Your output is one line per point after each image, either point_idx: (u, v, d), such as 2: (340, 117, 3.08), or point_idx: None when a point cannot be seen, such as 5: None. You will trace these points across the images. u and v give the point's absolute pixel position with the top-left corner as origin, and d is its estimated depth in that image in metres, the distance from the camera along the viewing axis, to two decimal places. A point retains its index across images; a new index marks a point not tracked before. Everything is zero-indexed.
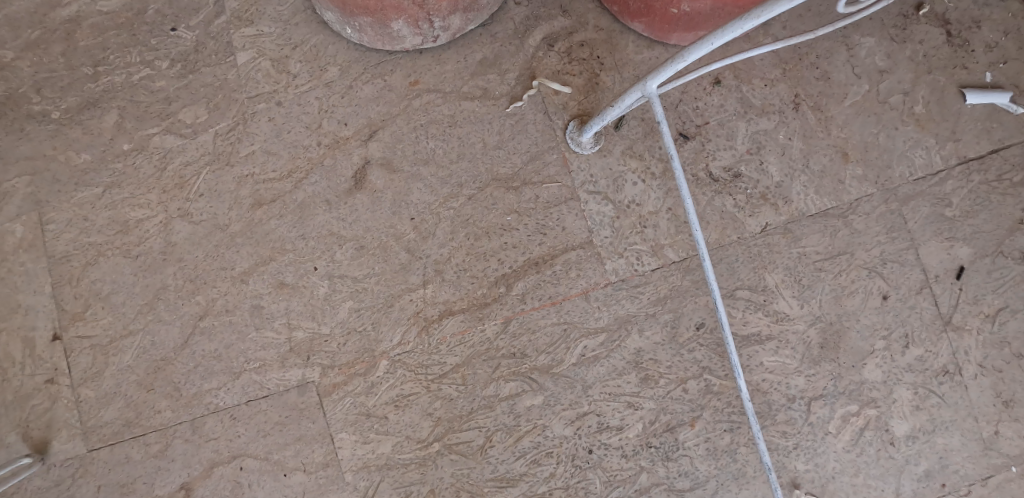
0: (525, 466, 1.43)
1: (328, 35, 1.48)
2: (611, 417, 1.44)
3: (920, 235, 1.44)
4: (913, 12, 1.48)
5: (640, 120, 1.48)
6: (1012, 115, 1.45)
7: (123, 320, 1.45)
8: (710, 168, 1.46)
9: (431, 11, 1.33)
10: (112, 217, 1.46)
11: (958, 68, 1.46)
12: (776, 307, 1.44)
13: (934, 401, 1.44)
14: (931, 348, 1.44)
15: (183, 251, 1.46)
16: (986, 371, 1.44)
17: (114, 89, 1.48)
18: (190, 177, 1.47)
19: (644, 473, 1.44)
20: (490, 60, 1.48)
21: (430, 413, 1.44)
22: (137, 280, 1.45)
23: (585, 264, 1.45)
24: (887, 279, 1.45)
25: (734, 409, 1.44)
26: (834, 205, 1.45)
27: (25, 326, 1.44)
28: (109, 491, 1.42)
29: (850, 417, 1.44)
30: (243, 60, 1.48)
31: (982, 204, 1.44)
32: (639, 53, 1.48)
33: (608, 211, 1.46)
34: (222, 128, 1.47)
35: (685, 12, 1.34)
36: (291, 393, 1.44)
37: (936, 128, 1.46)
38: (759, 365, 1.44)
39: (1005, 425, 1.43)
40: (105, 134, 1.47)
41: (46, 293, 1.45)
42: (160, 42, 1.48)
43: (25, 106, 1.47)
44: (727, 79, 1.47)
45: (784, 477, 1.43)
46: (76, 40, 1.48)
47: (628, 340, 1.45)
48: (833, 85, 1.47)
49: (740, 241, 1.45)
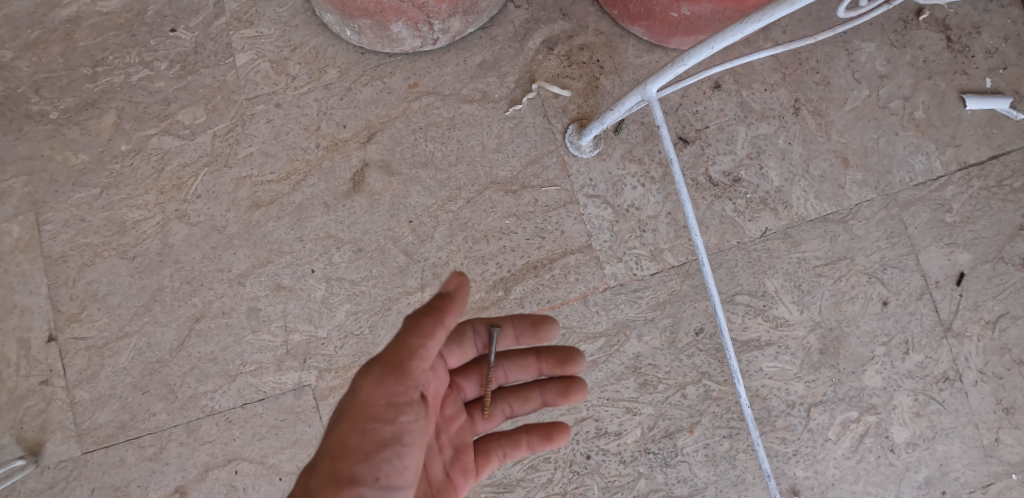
0: (522, 472, 1.43)
1: (328, 37, 1.48)
2: (609, 422, 1.43)
3: (920, 240, 1.44)
4: (913, 17, 1.48)
5: (641, 124, 1.47)
6: (1013, 120, 1.45)
7: (119, 321, 1.44)
8: (710, 172, 1.46)
9: (431, 12, 1.33)
10: (110, 218, 1.46)
11: (958, 74, 1.46)
12: (776, 312, 1.44)
13: (935, 407, 1.43)
14: (931, 355, 1.43)
15: (181, 253, 1.45)
16: (986, 378, 1.43)
17: (114, 89, 1.48)
18: (188, 178, 1.46)
19: (643, 479, 1.43)
20: (489, 63, 1.48)
21: None
22: (134, 281, 1.45)
23: (584, 268, 1.45)
24: (888, 284, 1.44)
25: (733, 415, 1.43)
26: (834, 210, 1.45)
27: (21, 326, 1.44)
28: (103, 493, 1.41)
29: (850, 423, 1.43)
30: (242, 61, 1.48)
31: (982, 210, 1.44)
32: (639, 56, 1.48)
33: (607, 215, 1.46)
34: (220, 129, 1.47)
35: (686, 16, 1.34)
36: (287, 396, 1.43)
37: (937, 134, 1.46)
38: (759, 370, 1.43)
39: (1006, 433, 1.42)
40: (104, 135, 1.47)
41: (42, 294, 1.44)
42: (160, 43, 1.49)
43: (24, 105, 1.47)
44: (727, 83, 1.47)
45: (784, 484, 1.42)
46: (76, 40, 1.48)
47: (627, 345, 1.44)
48: (833, 90, 1.47)
49: (740, 246, 1.45)
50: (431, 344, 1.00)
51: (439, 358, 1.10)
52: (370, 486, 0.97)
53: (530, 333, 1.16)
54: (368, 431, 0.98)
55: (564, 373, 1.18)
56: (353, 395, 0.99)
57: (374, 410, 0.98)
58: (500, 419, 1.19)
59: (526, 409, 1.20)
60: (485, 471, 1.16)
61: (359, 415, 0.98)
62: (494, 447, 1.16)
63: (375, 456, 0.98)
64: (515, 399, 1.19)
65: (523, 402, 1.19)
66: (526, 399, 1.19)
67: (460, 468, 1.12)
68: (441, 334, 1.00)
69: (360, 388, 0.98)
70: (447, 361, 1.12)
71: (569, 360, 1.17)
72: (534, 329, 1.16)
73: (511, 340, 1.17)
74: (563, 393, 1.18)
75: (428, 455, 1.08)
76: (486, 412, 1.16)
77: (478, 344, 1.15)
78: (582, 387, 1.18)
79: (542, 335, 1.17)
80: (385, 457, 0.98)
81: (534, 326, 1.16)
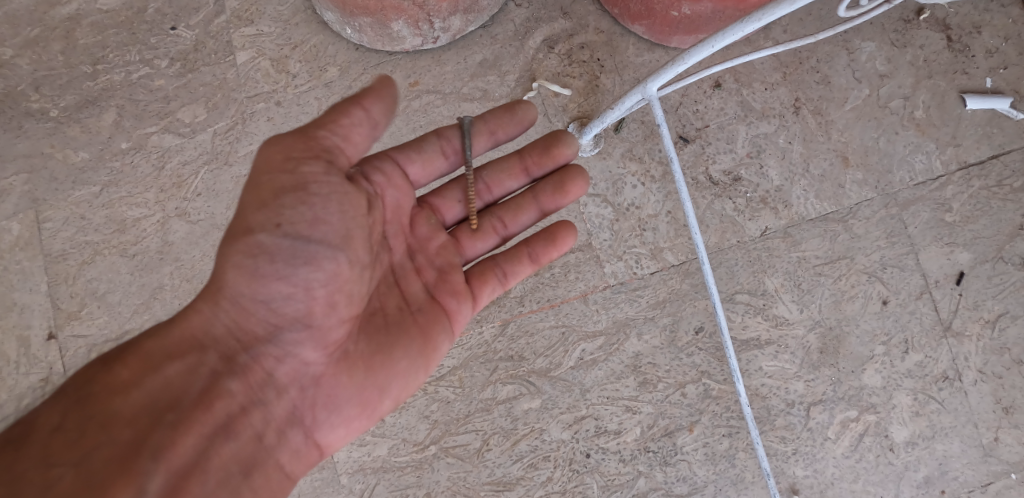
0: (522, 470, 1.43)
1: (328, 35, 1.48)
2: (609, 421, 1.43)
3: (920, 240, 1.44)
4: (914, 17, 1.47)
5: (641, 123, 1.47)
6: (1012, 120, 1.45)
7: (119, 319, 1.44)
8: (710, 171, 1.46)
9: (431, 11, 1.33)
10: (110, 216, 1.46)
11: (958, 73, 1.46)
12: (776, 311, 1.44)
13: (934, 407, 1.43)
14: (931, 354, 1.43)
15: (180, 251, 1.45)
16: (986, 378, 1.43)
17: (114, 87, 1.48)
18: (188, 176, 1.46)
19: (643, 478, 1.43)
20: (490, 61, 1.48)
21: (426, 415, 1.44)
22: (134, 279, 1.45)
23: (584, 267, 1.45)
24: (888, 284, 1.44)
25: (733, 414, 1.43)
26: (834, 209, 1.45)
27: (21, 324, 1.44)
28: None
29: (850, 422, 1.43)
30: (242, 59, 1.48)
31: (982, 209, 1.44)
32: (639, 55, 1.48)
33: (608, 214, 1.46)
34: (220, 127, 1.47)
35: (687, 14, 1.33)
36: None
37: (937, 133, 1.46)
38: (758, 369, 1.43)
39: (1005, 432, 1.42)
40: (104, 132, 1.47)
41: (42, 292, 1.45)
42: (160, 41, 1.49)
43: (25, 104, 1.47)
44: (727, 82, 1.47)
45: (784, 483, 1.43)
46: (76, 38, 1.48)
47: (627, 343, 1.44)
48: (833, 90, 1.47)
49: (740, 245, 1.45)
50: (348, 122, 0.99)
51: (396, 165, 1.10)
52: (271, 233, 0.97)
53: (511, 119, 1.17)
54: (264, 186, 0.97)
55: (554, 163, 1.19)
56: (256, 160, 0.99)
57: (272, 166, 0.97)
58: (494, 238, 1.19)
59: (527, 220, 1.19)
60: (486, 291, 1.16)
61: (258, 171, 0.98)
62: (490, 267, 1.16)
63: (276, 203, 0.97)
64: (505, 211, 1.18)
65: (517, 211, 1.18)
66: (521, 207, 1.18)
67: (448, 289, 1.12)
68: (362, 118, 1.00)
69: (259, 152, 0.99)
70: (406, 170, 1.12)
71: (560, 141, 1.18)
72: (510, 115, 1.16)
73: (487, 134, 1.16)
74: (558, 189, 1.18)
75: (400, 271, 1.10)
76: (472, 229, 1.17)
77: (447, 148, 1.15)
78: (581, 174, 1.17)
79: (522, 117, 1.17)
80: (285, 203, 0.97)
81: (508, 112, 1.16)
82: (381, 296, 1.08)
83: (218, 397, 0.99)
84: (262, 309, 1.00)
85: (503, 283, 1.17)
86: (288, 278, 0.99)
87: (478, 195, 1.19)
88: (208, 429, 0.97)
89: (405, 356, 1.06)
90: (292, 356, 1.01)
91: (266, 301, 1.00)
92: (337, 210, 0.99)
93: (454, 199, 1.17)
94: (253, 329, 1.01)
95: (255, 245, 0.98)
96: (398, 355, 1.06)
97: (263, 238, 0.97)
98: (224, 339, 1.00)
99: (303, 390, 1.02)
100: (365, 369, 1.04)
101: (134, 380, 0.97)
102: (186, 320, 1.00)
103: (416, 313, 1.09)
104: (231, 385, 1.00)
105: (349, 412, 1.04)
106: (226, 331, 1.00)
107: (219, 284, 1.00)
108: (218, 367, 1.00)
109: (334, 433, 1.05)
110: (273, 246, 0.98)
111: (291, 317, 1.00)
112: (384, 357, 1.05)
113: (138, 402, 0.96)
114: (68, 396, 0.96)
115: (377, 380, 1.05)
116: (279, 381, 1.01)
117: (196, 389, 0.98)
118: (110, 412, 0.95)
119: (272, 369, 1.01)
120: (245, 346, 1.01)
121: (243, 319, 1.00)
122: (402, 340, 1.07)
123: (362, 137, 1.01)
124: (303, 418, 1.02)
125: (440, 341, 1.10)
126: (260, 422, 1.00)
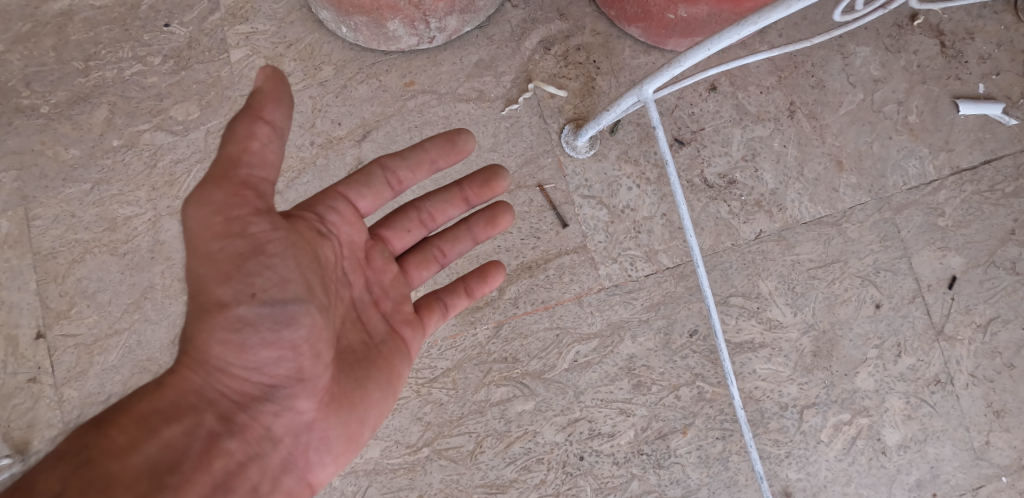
0: (516, 472, 1.42)
1: (323, 34, 1.47)
2: (603, 424, 1.43)
3: (913, 244, 1.45)
4: (908, 22, 1.48)
5: (636, 124, 1.47)
6: (1004, 126, 1.46)
7: (109, 319, 1.42)
8: (706, 173, 1.46)
9: (428, 11, 1.33)
10: (100, 214, 1.44)
11: (951, 79, 1.47)
12: (770, 314, 1.44)
13: (926, 410, 1.43)
14: (923, 357, 1.44)
15: (172, 251, 1.43)
16: (977, 381, 1.43)
17: (106, 83, 1.46)
18: (180, 174, 1.45)
19: (636, 481, 1.42)
20: (486, 62, 1.47)
21: (420, 417, 1.43)
22: (125, 278, 1.43)
23: (578, 269, 1.45)
24: (880, 287, 1.45)
25: (727, 417, 1.43)
26: (828, 213, 1.45)
27: (9, 322, 1.42)
28: None
29: (842, 425, 1.43)
30: (237, 57, 1.47)
31: (974, 214, 1.45)
32: (635, 57, 1.48)
33: (602, 216, 1.46)
34: (214, 125, 1.46)
35: (683, 17, 1.33)
36: None
37: (930, 138, 1.47)
38: (753, 372, 1.44)
39: (996, 435, 1.43)
40: (95, 129, 1.46)
41: (31, 290, 1.43)
42: (153, 38, 1.47)
43: (15, 99, 1.46)
44: (722, 85, 1.48)
45: (777, 486, 1.43)
46: (68, 34, 1.47)
47: (621, 346, 1.44)
48: (828, 93, 1.48)
49: (735, 248, 1.45)
50: (258, 146, 0.95)
51: (347, 201, 1.09)
52: (248, 304, 0.97)
53: (450, 150, 1.15)
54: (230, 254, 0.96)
55: (491, 193, 1.21)
56: (189, 223, 0.96)
57: (215, 229, 0.95)
58: (435, 267, 1.22)
59: (464, 249, 1.22)
60: (434, 321, 1.19)
61: (203, 238, 0.95)
62: (432, 299, 1.19)
63: (240, 273, 0.96)
64: (444, 241, 1.21)
65: (455, 242, 1.21)
66: (458, 237, 1.21)
67: (402, 319, 1.14)
68: (268, 132, 0.95)
69: (189, 216, 0.95)
70: (358, 206, 1.11)
71: (494, 176, 1.20)
72: (444, 154, 1.15)
73: (428, 164, 1.15)
74: (490, 222, 1.22)
75: (360, 306, 1.09)
76: (416, 259, 1.19)
77: (391, 179, 1.13)
78: (508, 209, 1.22)
79: (461, 148, 1.16)
80: (252, 270, 0.96)
81: (449, 141, 1.15)
82: (351, 333, 1.07)
83: (217, 457, 0.98)
84: (255, 376, 0.99)
85: (445, 314, 1.20)
86: (274, 341, 0.98)
87: (422, 224, 1.19)
88: (209, 487, 0.96)
89: (378, 389, 1.08)
90: (288, 409, 1.01)
91: (256, 366, 0.99)
92: (296, 264, 0.99)
93: (403, 229, 1.18)
94: (247, 392, 1.00)
95: (235, 318, 0.97)
96: (372, 388, 1.07)
97: (242, 310, 0.97)
98: (217, 401, 0.99)
99: (299, 437, 1.02)
100: (349, 408, 1.05)
101: (131, 445, 0.93)
102: (175, 383, 0.98)
103: (380, 347, 1.10)
104: (228, 444, 0.98)
105: (337, 449, 1.05)
106: (220, 394, 0.99)
107: (202, 351, 0.98)
108: (216, 428, 0.98)
109: (323, 471, 1.05)
110: (253, 317, 0.97)
111: (283, 375, 1.00)
112: (362, 393, 1.06)
113: (136, 467, 0.93)
114: (63, 461, 0.90)
115: (359, 418, 1.06)
116: (277, 432, 1.01)
117: (195, 450, 0.97)
118: (110, 478, 0.91)
119: (269, 424, 1.00)
120: (242, 405, 1.00)
121: (234, 382, 0.99)
122: (373, 373, 1.08)
123: (275, 153, 0.97)
124: (295, 462, 1.02)
125: (403, 367, 1.12)
126: (258, 474, 0.99)
